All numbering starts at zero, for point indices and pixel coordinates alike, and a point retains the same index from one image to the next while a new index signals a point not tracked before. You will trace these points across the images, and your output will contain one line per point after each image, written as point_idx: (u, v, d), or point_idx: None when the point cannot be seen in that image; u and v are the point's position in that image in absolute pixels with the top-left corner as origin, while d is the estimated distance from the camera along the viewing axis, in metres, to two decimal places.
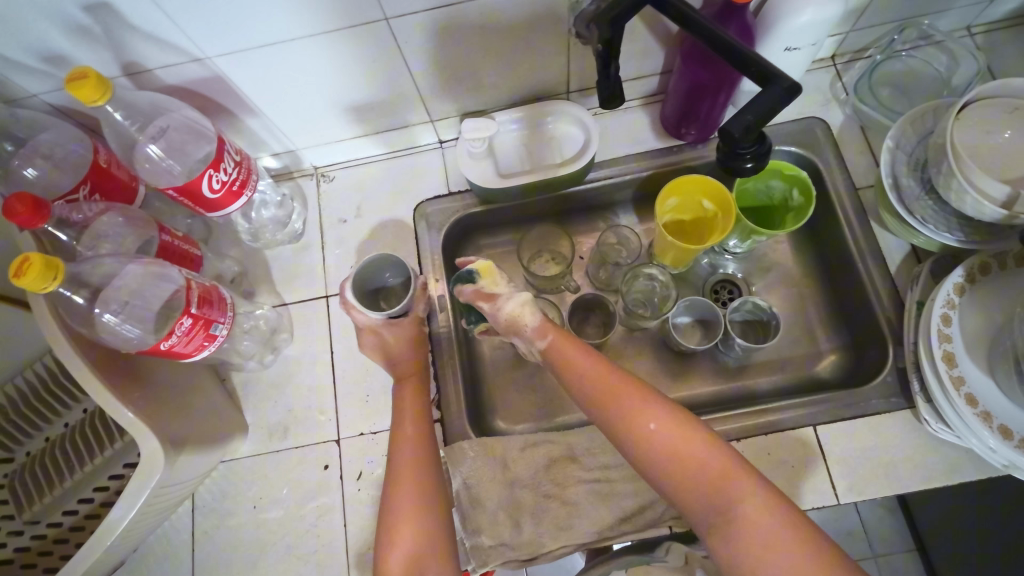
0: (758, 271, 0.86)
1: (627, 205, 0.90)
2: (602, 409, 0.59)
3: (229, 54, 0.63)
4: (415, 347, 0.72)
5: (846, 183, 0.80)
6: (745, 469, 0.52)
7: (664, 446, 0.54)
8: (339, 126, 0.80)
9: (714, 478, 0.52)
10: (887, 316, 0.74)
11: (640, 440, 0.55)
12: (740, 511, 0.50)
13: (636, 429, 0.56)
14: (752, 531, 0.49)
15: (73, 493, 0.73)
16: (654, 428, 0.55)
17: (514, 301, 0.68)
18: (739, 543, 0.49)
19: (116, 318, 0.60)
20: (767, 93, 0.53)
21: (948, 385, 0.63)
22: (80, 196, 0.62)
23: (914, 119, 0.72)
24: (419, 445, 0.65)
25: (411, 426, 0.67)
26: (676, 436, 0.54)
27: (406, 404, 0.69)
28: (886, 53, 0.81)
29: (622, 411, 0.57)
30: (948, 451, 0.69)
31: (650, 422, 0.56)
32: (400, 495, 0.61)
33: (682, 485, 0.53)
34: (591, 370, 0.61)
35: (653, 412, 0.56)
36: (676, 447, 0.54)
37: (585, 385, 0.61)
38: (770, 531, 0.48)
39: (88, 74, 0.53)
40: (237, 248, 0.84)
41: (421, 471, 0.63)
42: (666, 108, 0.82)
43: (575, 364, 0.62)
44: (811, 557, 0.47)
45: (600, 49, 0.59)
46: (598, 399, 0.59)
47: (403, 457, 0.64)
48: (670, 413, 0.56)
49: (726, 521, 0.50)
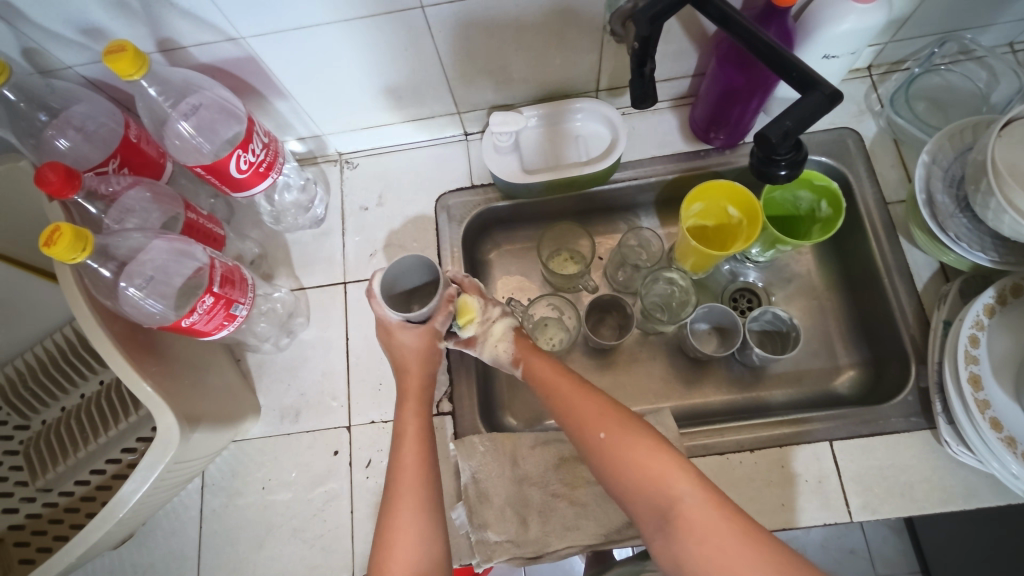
0: (780, 281, 0.85)
1: (650, 207, 0.89)
2: (562, 419, 0.60)
3: (263, 35, 0.63)
4: (421, 362, 0.63)
5: (876, 197, 0.79)
6: (685, 470, 0.52)
7: (611, 454, 0.55)
8: (366, 113, 0.80)
9: (654, 479, 0.52)
10: (911, 334, 0.73)
11: (592, 449, 0.56)
12: (680, 511, 0.50)
13: (588, 438, 0.56)
14: (690, 529, 0.49)
15: (86, 464, 0.73)
16: (603, 437, 0.56)
17: (490, 343, 0.66)
18: (679, 544, 0.49)
19: (139, 292, 0.60)
20: (808, 99, 0.52)
21: (973, 409, 0.62)
22: (109, 169, 0.63)
23: (953, 135, 0.71)
24: (421, 468, 0.57)
25: (411, 444, 0.59)
26: (624, 442, 0.54)
27: (408, 420, 0.61)
28: (924, 66, 0.80)
29: (577, 421, 0.58)
30: (966, 474, 0.68)
31: (600, 431, 0.56)
32: (402, 520, 0.54)
33: (627, 490, 0.53)
34: (553, 383, 0.62)
35: (604, 421, 0.57)
36: (622, 453, 0.54)
37: (550, 398, 0.61)
38: (707, 529, 0.48)
39: (127, 47, 0.54)
40: (258, 230, 0.85)
41: (423, 494, 0.56)
42: (696, 112, 0.82)
43: (541, 379, 0.63)
44: (746, 554, 0.47)
45: (636, 47, 0.58)
46: (559, 409, 0.60)
47: (402, 477, 0.56)
48: (620, 422, 0.56)
49: (667, 522, 0.50)
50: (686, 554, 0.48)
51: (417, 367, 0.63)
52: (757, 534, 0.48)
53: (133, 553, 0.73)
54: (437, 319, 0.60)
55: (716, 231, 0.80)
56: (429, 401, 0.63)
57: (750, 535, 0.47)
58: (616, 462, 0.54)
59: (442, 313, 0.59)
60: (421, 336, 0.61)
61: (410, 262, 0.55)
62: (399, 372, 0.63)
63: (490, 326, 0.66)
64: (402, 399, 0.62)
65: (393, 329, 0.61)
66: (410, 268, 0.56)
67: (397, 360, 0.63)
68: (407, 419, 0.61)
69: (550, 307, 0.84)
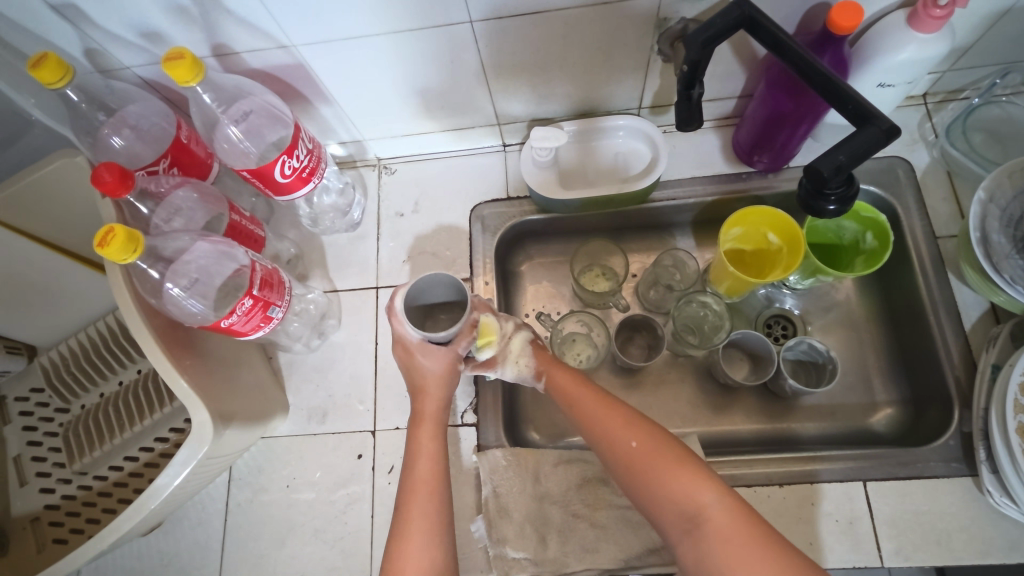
0: (819, 309, 0.82)
1: (686, 227, 0.87)
2: (589, 429, 0.59)
3: (314, 44, 0.64)
4: (441, 385, 0.63)
5: (925, 231, 0.76)
6: (712, 477, 0.51)
7: (640, 462, 0.54)
8: (408, 122, 0.81)
9: (679, 487, 0.51)
10: (956, 376, 0.70)
11: (621, 458, 0.56)
12: (707, 517, 0.49)
13: (617, 447, 0.56)
14: (717, 534, 0.48)
15: (120, 450, 0.76)
16: (633, 445, 0.55)
17: (512, 360, 0.66)
18: (706, 548, 0.48)
19: (182, 292, 0.62)
20: (862, 133, 0.51)
21: (1019, 459, 0.60)
22: (159, 168, 0.65)
23: (1013, 172, 0.68)
24: (435, 492, 0.57)
25: (424, 467, 0.59)
26: (652, 450, 0.54)
27: (422, 443, 0.61)
28: (985, 97, 0.76)
29: (605, 431, 0.58)
30: (1008, 527, 0.65)
31: (630, 439, 0.56)
32: (414, 544, 0.54)
33: (654, 498, 0.52)
34: (582, 398, 0.61)
35: (631, 429, 0.56)
36: (650, 461, 0.53)
37: (577, 411, 0.61)
38: (734, 534, 0.47)
39: (185, 54, 0.55)
40: (295, 230, 0.86)
41: (436, 515, 0.56)
42: (739, 134, 0.80)
43: (570, 391, 0.63)
44: (771, 557, 0.46)
45: (685, 70, 0.58)
46: (587, 421, 0.60)
47: (413, 498, 0.57)
48: (648, 431, 0.56)
49: (693, 528, 0.49)
50: (713, 559, 0.48)
51: (435, 389, 0.63)
52: (781, 545, 0.46)
53: (159, 540, 0.75)
54: (459, 344, 0.60)
55: (755, 256, 0.78)
56: (443, 423, 0.64)
57: (776, 542, 0.47)
58: (645, 470, 0.53)
59: (465, 338, 0.59)
60: (442, 359, 0.61)
61: (433, 281, 0.57)
62: (417, 394, 0.64)
63: (508, 341, 0.66)
64: (417, 422, 0.63)
65: (413, 352, 0.62)
66: (435, 286, 0.57)
67: (415, 383, 0.64)
68: (421, 442, 0.61)
69: (580, 323, 0.82)
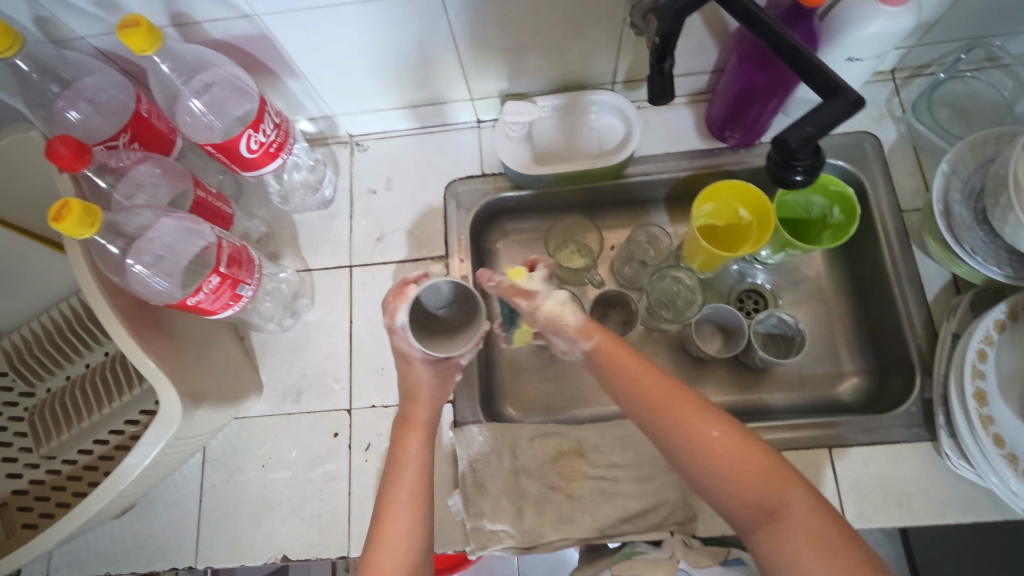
0: (788, 283, 0.84)
1: (660, 203, 0.88)
2: (650, 413, 0.54)
3: (278, 13, 0.62)
4: (433, 394, 0.62)
5: (891, 204, 0.78)
6: (799, 481, 0.49)
7: (722, 454, 0.51)
8: (380, 97, 0.80)
9: (766, 481, 0.49)
10: (918, 345, 0.73)
11: (695, 444, 0.52)
12: (792, 513, 0.48)
13: (695, 436, 0.51)
14: (801, 532, 0.47)
15: (90, 434, 0.74)
16: (713, 434, 0.51)
17: (551, 304, 0.60)
18: (786, 544, 0.47)
19: (145, 270, 0.61)
20: (830, 105, 0.51)
21: (976, 424, 0.61)
22: (119, 143, 0.63)
23: (975, 146, 0.69)
24: (418, 499, 0.56)
25: (409, 475, 0.58)
26: (735, 442, 0.51)
27: (411, 447, 0.60)
28: (950, 72, 0.78)
29: (678, 416, 0.53)
30: (966, 488, 0.68)
31: (710, 429, 0.52)
32: (387, 555, 0.54)
33: (733, 490, 0.50)
34: (646, 378, 0.55)
35: (710, 416, 0.52)
36: (735, 453, 0.50)
37: (639, 392, 0.55)
38: (824, 535, 0.46)
39: (141, 22, 0.53)
40: (266, 209, 0.85)
41: (415, 525, 0.55)
42: (712, 109, 0.81)
43: (628, 369, 0.56)
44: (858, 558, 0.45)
45: (657, 42, 0.58)
46: (648, 403, 0.54)
47: (394, 505, 0.56)
48: (728, 421, 0.52)
49: (776, 524, 0.48)
50: (794, 555, 0.46)
51: (428, 398, 0.62)
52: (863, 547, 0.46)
53: (133, 523, 0.74)
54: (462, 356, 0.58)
55: (726, 232, 0.79)
56: (432, 433, 0.62)
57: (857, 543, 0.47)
58: (729, 462, 0.50)
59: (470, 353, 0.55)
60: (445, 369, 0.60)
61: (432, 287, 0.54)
62: (407, 399, 0.62)
63: (553, 290, 0.61)
64: (406, 426, 0.61)
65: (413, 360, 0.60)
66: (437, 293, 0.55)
67: (406, 387, 0.63)
68: (408, 447, 0.60)
69: None
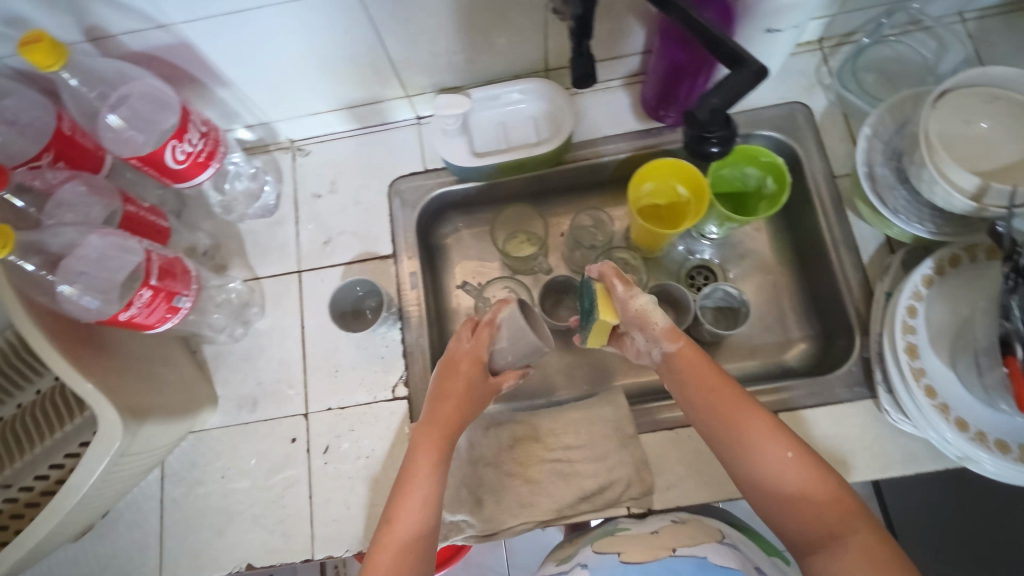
0: (733, 257, 0.85)
1: (604, 188, 0.89)
2: (724, 427, 0.58)
3: (195, 21, 0.61)
4: (467, 403, 0.63)
5: (824, 171, 0.79)
6: (857, 503, 0.53)
7: (791, 472, 0.55)
8: (316, 100, 0.80)
9: (829, 503, 0.53)
10: (856, 305, 0.74)
11: (767, 460, 0.56)
12: (849, 538, 0.52)
13: (767, 454, 0.56)
14: (857, 555, 0.51)
15: (44, 459, 0.72)
16: (787, 455, 0.55)
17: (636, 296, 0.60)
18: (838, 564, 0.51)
19: (73, 290, 0.60)
20: (736, 76, 0.52)
21: (909, 377, 0.63)
22: (43, 163, 0.63)
23: (894, 108, 0.71)
24: (421, 508, 0.58)
25: (417, 486, 0.59)
26: (805, 464, 0.55)
27: (427, 457, 0.61)
28: (874, 36, 0.81)
29: (752, 432, 0.57)
30: (908, 441, 0.69)
31: (785, 449, 0.56)
32: (378, 563, 0.55)
33: (796, 506, 0.54)
34: (725, 393, 0.59)
35: (784, 438, 0.56)
36: (804, 474, 0.54)
37: (716, 407, 0.59)
38: (876, 556, 0.50)
39: (43, 37, 0.52)
40: (210, 220, 0.84)
41: (416, 538, 0.57)
42: (646, 90, 0.82)
43: (706, 381, 0.60)
44: None
45: (573, 25, 0.58)
46: (724, 414, 0.59)
47: (396, 518, 0.58)
48: (801, 444, 0.56)
49: (832, 544, 0.52)
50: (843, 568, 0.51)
51: (462, 405, 0.63)
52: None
53: (94, 544, 0.74)
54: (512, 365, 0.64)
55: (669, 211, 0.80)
56: (450, 442, 0.63)
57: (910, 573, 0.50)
58: (796, 480, 0.54)
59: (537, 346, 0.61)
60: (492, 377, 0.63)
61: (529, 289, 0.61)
62: (437, 399, 0.63)
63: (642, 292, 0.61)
64: (427, 429, 0.62)
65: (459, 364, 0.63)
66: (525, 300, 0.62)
67: (439, 388, 0.63)
68: (420, 456, 0.61)
69: (506, 288, 0.83)
